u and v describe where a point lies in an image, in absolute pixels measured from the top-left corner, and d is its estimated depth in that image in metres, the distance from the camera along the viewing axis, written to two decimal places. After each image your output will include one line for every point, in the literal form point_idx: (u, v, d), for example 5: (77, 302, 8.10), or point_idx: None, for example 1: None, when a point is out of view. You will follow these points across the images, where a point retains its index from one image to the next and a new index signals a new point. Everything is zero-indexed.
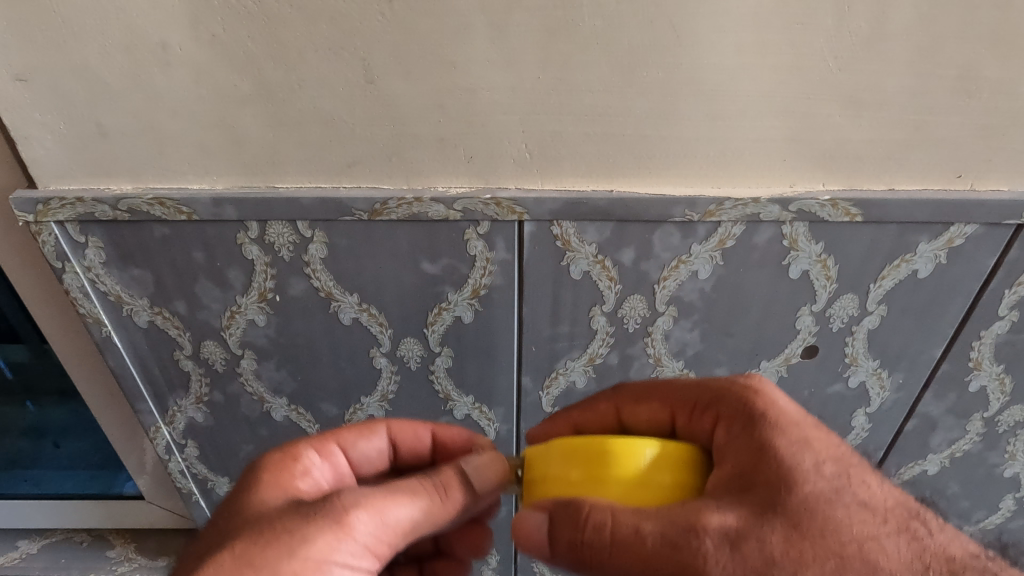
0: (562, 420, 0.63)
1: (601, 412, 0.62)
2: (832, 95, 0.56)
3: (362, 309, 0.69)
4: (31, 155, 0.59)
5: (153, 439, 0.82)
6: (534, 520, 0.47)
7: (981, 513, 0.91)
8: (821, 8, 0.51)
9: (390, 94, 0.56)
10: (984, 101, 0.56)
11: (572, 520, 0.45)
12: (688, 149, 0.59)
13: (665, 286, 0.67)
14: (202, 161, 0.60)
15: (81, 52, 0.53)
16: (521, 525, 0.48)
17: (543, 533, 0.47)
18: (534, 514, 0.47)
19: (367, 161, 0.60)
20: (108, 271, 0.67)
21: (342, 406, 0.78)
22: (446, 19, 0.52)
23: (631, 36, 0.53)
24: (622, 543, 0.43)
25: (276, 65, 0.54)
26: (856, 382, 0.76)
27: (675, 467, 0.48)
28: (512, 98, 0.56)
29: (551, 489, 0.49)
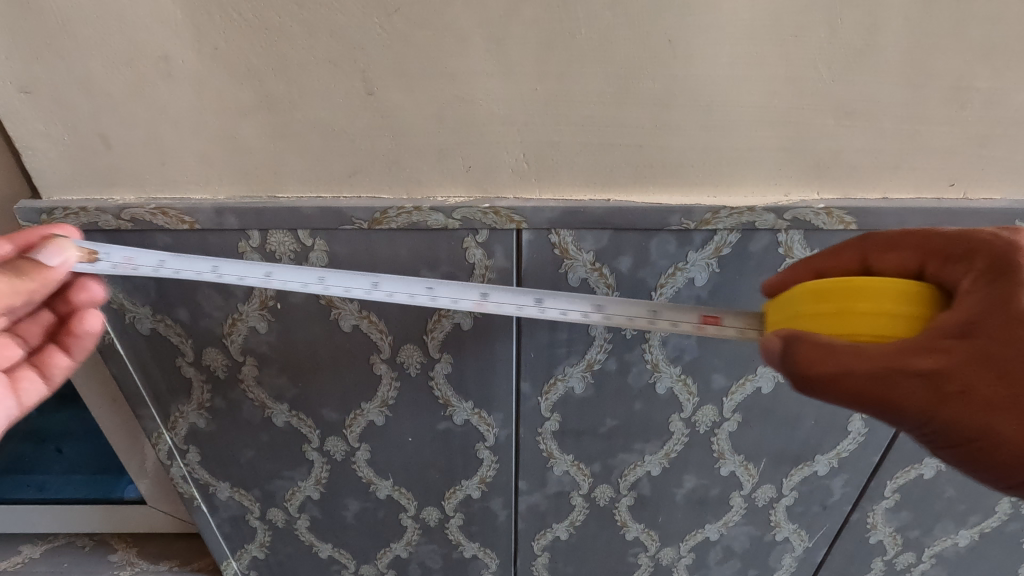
0: (801, 266, 0.55)
1: (846, 261, 0.54)
2: (825, 105, 0.57)
3: (362, 316, 0.70)
4: (35, 166, 0.60)
5: (155, 444, 0.83)
6: (772, 343, 0.51)
7: (977, 517, 0.91)
8: (813, 20, 0.52)
9: (389, 105, 0.56)
10: (975, 111, 0.57)
11: (798, 354, 0.48)
12: (683, 158, 0.60)
13: (662, 293, 0.68)
14: (205, 171, 0.61)
15: (85, 64, 0.54)
16: (762, 345, 0.52)
17: (776, 355, 0.50)
18: (770, 339, 0.51)
19: (367, 171, 0.61)
20: (111, 279, 0.68)
21: (343, 412, 0.79)
22: (444, 32, 0.53)
23: (627, 48, 0.54)
24: (833, 376, 0.46)
25: (278, 77, 0.55)
26: None
27: (917, 301, 0.47)
28: (510, 109, 0.57)
29: (795, 322, 0.52)
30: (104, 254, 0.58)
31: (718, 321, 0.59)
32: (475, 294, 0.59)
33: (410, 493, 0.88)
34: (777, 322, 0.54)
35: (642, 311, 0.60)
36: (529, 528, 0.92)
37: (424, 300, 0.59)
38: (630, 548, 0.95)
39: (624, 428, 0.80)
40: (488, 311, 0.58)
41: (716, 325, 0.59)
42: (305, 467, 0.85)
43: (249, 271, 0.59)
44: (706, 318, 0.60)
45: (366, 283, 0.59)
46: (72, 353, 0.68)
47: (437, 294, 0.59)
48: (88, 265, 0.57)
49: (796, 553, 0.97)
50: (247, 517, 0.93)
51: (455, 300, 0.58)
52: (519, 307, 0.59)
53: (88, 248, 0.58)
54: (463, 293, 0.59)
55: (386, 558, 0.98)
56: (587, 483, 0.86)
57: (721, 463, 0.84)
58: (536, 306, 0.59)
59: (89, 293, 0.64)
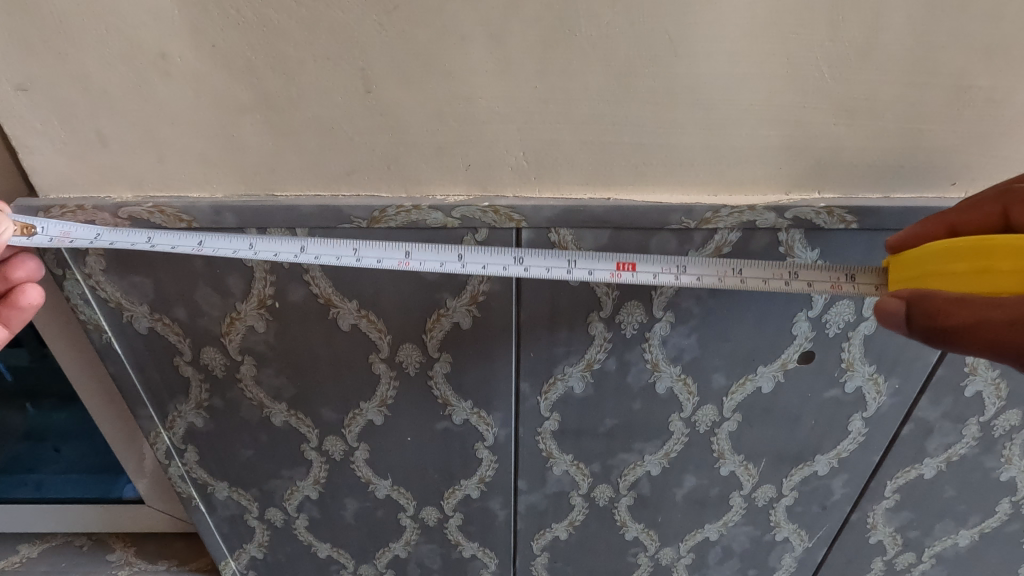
0: (933, 219, 0.56)
1: (984, 213, 0.53)
2: (827, 104, 0.56)
3: (361, 315, 0.69)
4: (32, 164, 0.59)
5: (153, 443, 0.83)
6: (894, 306, 0.52)
7: (978, 517, 0.91)
8: (814, 18, 0.52)
9: (388, 103, 0.56)
10: (977, 110, 0.57)
11: (926, 310, 0.49)
12: (684, 157, 0.59)
13: (662, 292, 0.68)
14: (203, 169, 0.60)
15: (81, 61, 0.54)
16: (880, 308, 0.53)
17: (899, 318, 0.51)
18: (891, 301, 0.52)
19: (366, 170, 0.60)
20: (108, 278, 0.67)
21: (342, 412, 0.79)
22: (443, 30, 0.52)
23: (628, 45, 0.53)
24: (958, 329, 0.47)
25: (276, 74, 0.55)
26: (852, 387, 0.76)
27: None
28: (509, 107, 0.56)
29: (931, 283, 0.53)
30: (40, 229, 0.60)
31: (633, 267, 0.61)
32: (399, 254, 0.61)
33: (409, 492, 0.88)
34: (907, 282, 0.56)
35: (561, 261, 0.61)
36: (528, 528, 0.92)
37: (350, 260, 0.59)
38: (629, 548, 0.95)
39: (624, 427, 0.80)
40: (411, 268, 0.60)
41: (631, 271, 0.61)
42: (303, 466, 0.85)
43: (182, 241, 0.60)
44: (621, 264, 0.61)
45: (294, 248, 0.60)
46: (9, 325, 0.67)
47: (362, 255, 0.60)
48: (23, 239, 0.59)
49: (796, 553, 0.96)
50: (245, 516, 0.92)
51: (379, 260, 0.60)
52: (443, 263, 0.61)
53: (24, 222, 0.59)
54: (388, 251, 0.61)
55: (385, 558, 0.97)
56: (586, 483, 0.86)
57: (721, 463, 0.84)
58: (459, 262, 0.61)
59: (26, 268, 0.65)
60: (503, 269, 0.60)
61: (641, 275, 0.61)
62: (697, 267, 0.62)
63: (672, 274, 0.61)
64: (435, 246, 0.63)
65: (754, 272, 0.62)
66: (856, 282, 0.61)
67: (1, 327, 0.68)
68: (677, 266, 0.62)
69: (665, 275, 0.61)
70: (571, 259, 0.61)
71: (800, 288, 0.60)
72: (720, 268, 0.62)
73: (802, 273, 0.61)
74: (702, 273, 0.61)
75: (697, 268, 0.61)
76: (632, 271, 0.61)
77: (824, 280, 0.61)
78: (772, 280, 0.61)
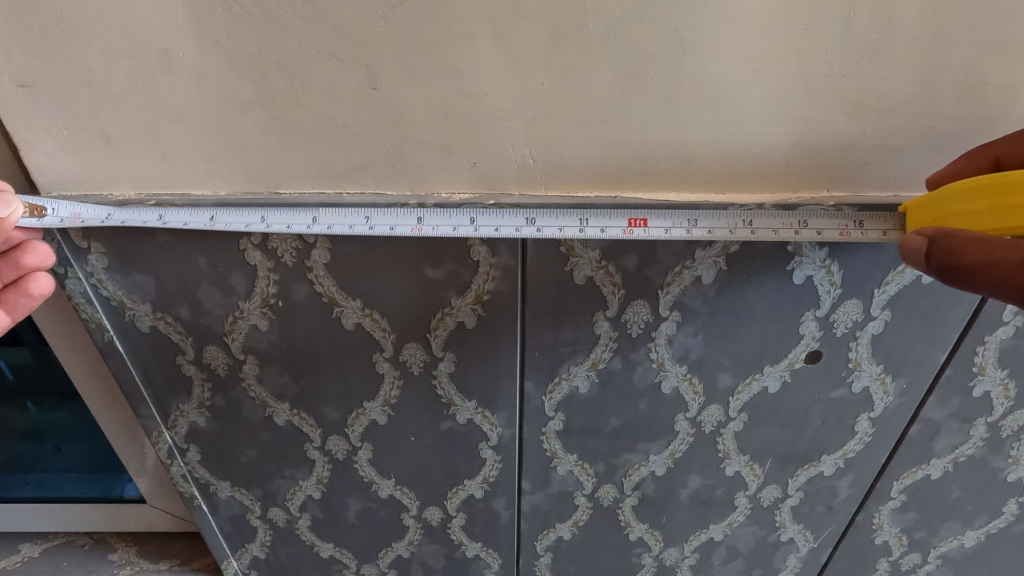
0: (978, 151, 0.55)
1: None
2: (836, 101, 0.56)
3: (365, 314, 0.69)
4: (34, 161, 0.59)
5: (155, 443, 0.82)
6: (916, 243, 0.53)
7: (984, 518, 0.91)
8: (825, 14, 0.51)
9: (393, 100, 0.56)
10: (989, 107, 0.56)
11: (946, 246, 0.50)
12: (690, 155, 0.59)
13: (669, 292, 0.67)
14: (205, 167, 0.60)
15: (84, 57, 0.53)
16: (903, 246, 0.54)
17: (920, 255, 0.52)
18: (914, 238, 0.53)
19: (370, 168, 0.60)
20: (111, 277, 0.67)
21: (345, 411, 0.78)
22: (449, 26, 0.52)
23: (635, 42, 0.53)
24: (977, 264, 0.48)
25: (280, 71, 0.54)
26: (859, 387, 0.76)
27: None
28: (516, 104, 0.56)
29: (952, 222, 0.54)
30: (51, 210, 0.58)
31: (645, 223, 0.60)
32: (411, 218, 0.60)
33: (413, 492, 0.87)
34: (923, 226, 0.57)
35: (572, 219, 0.60)
36: (532, 529, 0.91)
37: (362, 229, 0.59)
38: (633, 548, 0.94)
39: (629, 427, 0.79)
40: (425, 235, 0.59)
41: (642, 228, 0.60)
42: (306, 466, 0.85)
43: (194, 217, 0.60)
44: (633, 220, 0.60)
45: (305, 220, 0.60)
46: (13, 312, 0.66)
47: (375, 223, 0.60)
48: (34, 220, 0.58)
49: (801, 554, 0.96)
50: (247, 516, 0.92)
51: (392, 228, 0.59)
52: (455, 227, 0.60)
53: (33, 204, 0.58)
54: (400, 217, 0.60)
55: (388, 558, 0.97)
56: (590, 483, 0.85)
57: (726, 463, 0.83)
58: (471, 226, 0.60)
59: (38, 256, 0.62)
60: (515, 232, 0.59)
61: (654, 232, 0.59)
62: (708, 219, 0.60)
63: (684, 229, 0.60)
64: (441, 207, 0.60)
65: (765, 221, 0.60)
66: (864, 227, 0.60)
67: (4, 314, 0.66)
68: (689, 219, 0.60)
69: (677, 230, 0.59)
70: (583, 217, 0.60)
71: (808, 237, 0.60)
72: (732, 219, 0.60)
73: (811, 221, 0.60)
74: (714, 227, 0.60)
75: (708, 220, 0.60)
76: (644, 227, 0.60)
77: (834, 229, 0.60)
78: (782, 231, 0.60)
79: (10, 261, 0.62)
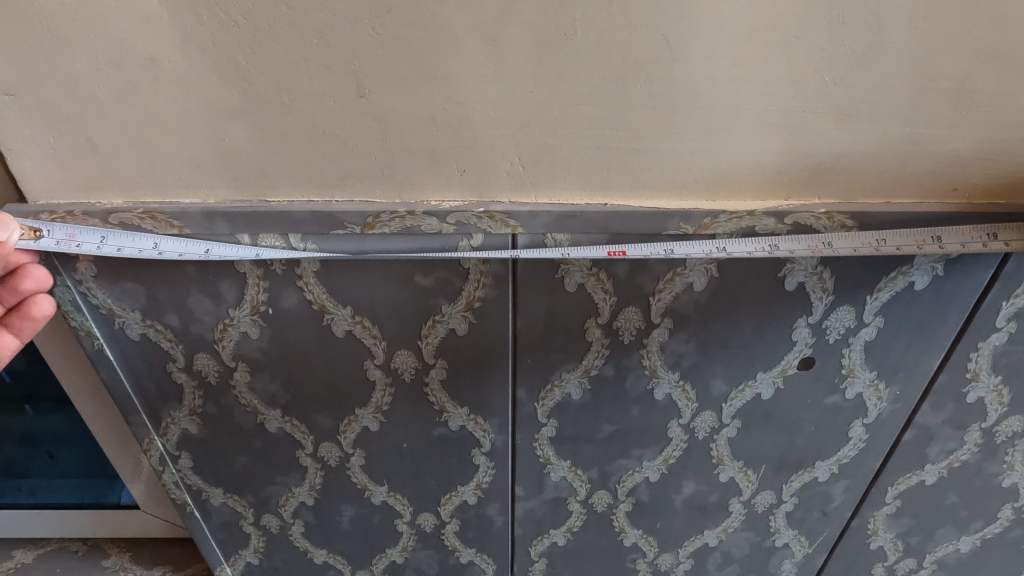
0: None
1: None
2: (826, 108, 0.55)
3: (355, 321, 0.69)
4: (20, 169, 0.59)
5: (147, 450, 0.82)
6: None
7: (980, 523, 0.90)
8: (814, 20, 0.51)
9: (381, 107, 0.55)
10: (980, 113, 0.56)
11: None
12: (681, 160, 0.58)
13: (661, 298, 0.67)
14: (194, 175, 0.59)
15: (71, 64, 0.53)
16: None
17: None
18: None
19: (359, 175, 0.59)
20: (99, 284, 0.66)
21: (337, 418, 0.78)
22: (436, 34, 0.52)
23: (623, 49, 0.52)
24: None
25: (267, 79, 0.54)
26: (853, 393, 0.76)
27: None
28: (505, 111, 0.55)
29: None
30: (47, 232, 0.60)
31: (625, 253, 0.61)
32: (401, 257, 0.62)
33: (406, 498, 0.87)
34: None
35: (554, 253, 0.61)
36: (526, 535, 0.91)
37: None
38: (628, 554, 0.94)
39: (622, 433, 0.79)
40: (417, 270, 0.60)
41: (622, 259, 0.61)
42: (299, 472, 0.84)
43: (190, 247, 0.61)
44: (613, 252, 0.61)
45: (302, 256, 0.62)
46: (21, 332, 0.67)
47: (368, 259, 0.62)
48: (30, 242, 0.59)
49: (796, 559, 0.96)
50: (241, 523, 0.92)
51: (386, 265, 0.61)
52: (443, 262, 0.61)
53: (31, 225, 0.59)
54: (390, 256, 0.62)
55: (382, 564, 0.96)
56: (584, 489, 0.85)
57: (720, 469, 0.83)
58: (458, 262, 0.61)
59: (35, 279, 0.63)
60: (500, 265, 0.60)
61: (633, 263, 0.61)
62: (684, 248, 0.61)
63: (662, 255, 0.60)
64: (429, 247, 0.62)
65: (739, 246, 0.60)
66: (833, 247, 0.60)
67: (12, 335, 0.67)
68: (666, 247, 0.61)
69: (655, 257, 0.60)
70: (564, 252, 0.61)
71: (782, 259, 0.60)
72: (705, 245, 0.61)
73: (782, 244, 0.60)
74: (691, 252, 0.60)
75: (684, 247, 0.61)
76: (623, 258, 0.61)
77: (805, 248, 0.60)
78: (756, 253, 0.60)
79: (9, 285, 0.63)
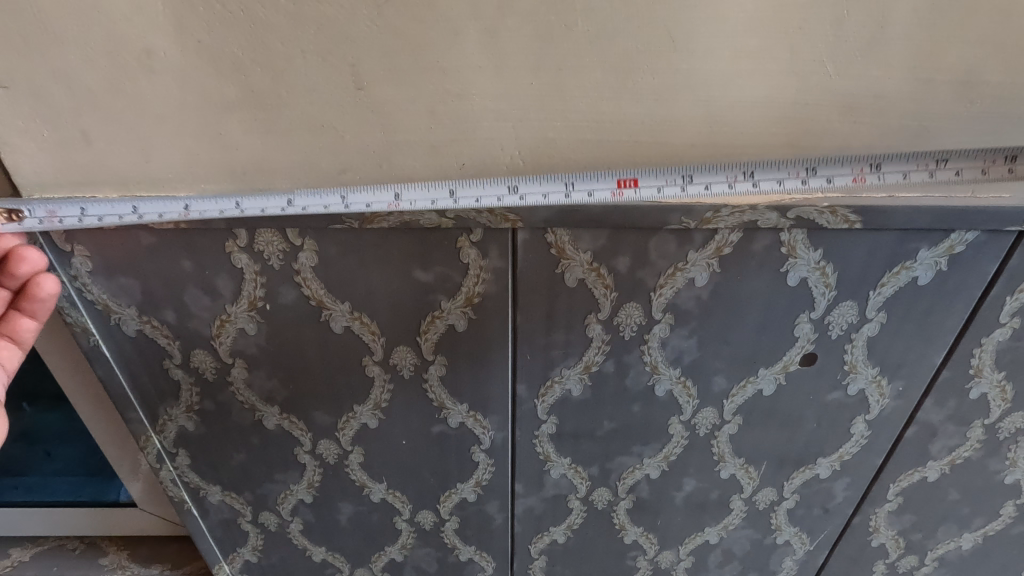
0: None
1: None
2: (830, 101, 0.55)
3: (354, 317, 0.68)
4: (14, 164, 0.58)
5: (144, 448, 0.81)
6: None
7: (982, 520, 0.90)
8: (817, 10, 0.50)
9: (379, 100, 0.55)
10: (986, 107, 0.55)
11: None
12: (682, 151, 0.58)
13: (662, 294, 0.66)
14: (189, 169, 0.59)
15: (64, 57, 0.52)
16: None
17: None
18: None
19: (357, 169, 0.59)
20: (94, 280, 0.66)
21: (335, 415, 0.77)
22: (435, 25, 0.51)
23: (625, 40, 0.52)
24: None
25: (264, 72, 0.53)
26: (855, 389, 0.75)
27: None
28: (504, 104, 0.55)
29: None
30: (29, 211, 0.59)
31: (635, 183, 0.57)
32: (388, 196, 0.58)
33: (405, 496, 0.86)
34: None
35: (558, 184, 0.57)
36: (525, 532, 0.91)
37: (339, 208, 0.57)
38: (628, 552, 0.93)
39: (622, 430, 0.78)
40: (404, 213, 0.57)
41: (633, 189, 0.57)
42: (297, 470, 0.84)
43: (170, 207, 0.59)
44: (622, 181, 0.57)
45: (282, 201, 0.58)
46: (37, 316, 0.66)
47: (352, 202, 0.57)
48: (13, 225, 0.58)
49: (797, 557, 0.95)
50: (238, 521, 0.91)
51: (368, 207, 0.57)
52: (433, 201, 0.57)
53: (9, 207, 0.58)
54: (378, 194, 0.58)
55: (381, 562, 0.96)
56: (584, 486, 0.85)
57: (721, 466, 0.83)
58: (450, 199, 0.57)
59: (29, 262, 0.61)
60: (496, 202, 0.56)
61: (645, 192, 0.57)
62: (705, 174, 0.57)
63: (678, 186, 0.57)
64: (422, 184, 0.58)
65: (767, 174, 0.56)
66: (882, 169, 0.56)
67: (28, 320, 0.66)
68: (684, 174, 0.57)
69: (671, 188, 0.57)
70: (569, 182, 0.57)
71: (818, 186, 0.56)
72: (731, 172, 0.56)
73: (820, 168, 0.56)
74: (711, 181, 0.57)
75: (704, 175, 0.57)
76: (635, 188, 0.57)
77: (847, 174, 0.56)
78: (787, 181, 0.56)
79: (4, 271, 0.61)
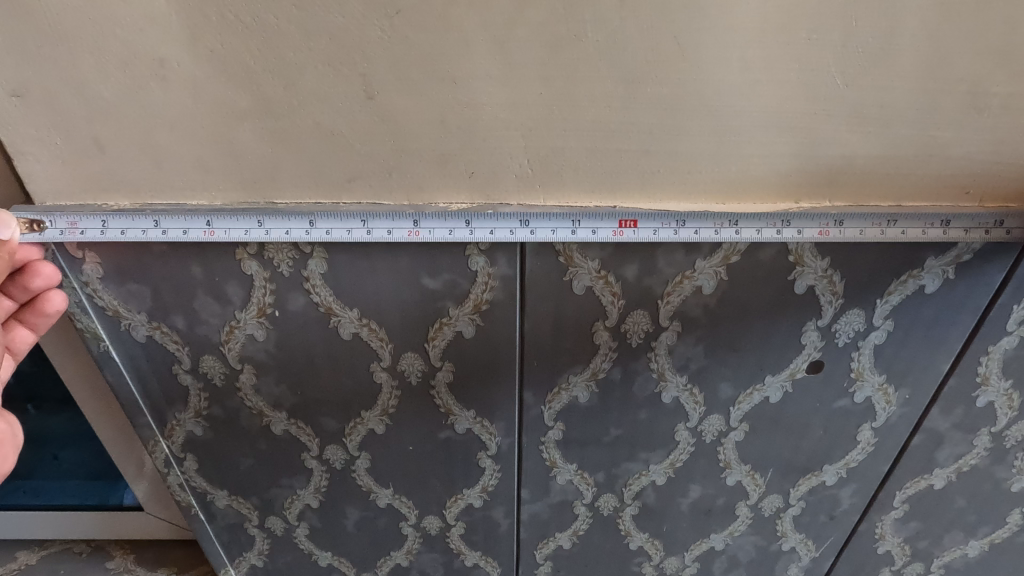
0: None
1: None
2: (838, 110, 0.55)
3: (362, 323, 0.68)
4: (27, 170, 0.58)
5: (152, 452, 0.82)
6: None
7: (988, 527, 0.90)
8: (825, 22, 0.51)
9: (390, 109, 0.55)
10: (993, 116, 0.55)
11: None
12: (690, 177, 0.59)
13: (670, 301, 0.66)
14: (201, 177, 0.59)
15: (79, 67, 0.53)
16: None
17: None
18: None
19: (367, 177, 0.59)
20: (105, 286, 0.66)
21: (343, 421, 0.78)
22: (446, 35, 0.51)
23: (634, 51, 0.52)
24: None
25: (276, 81, 0.54)
26: (862, 397, 0.75)
27: None
28: (515, 113, 0.55)
29: None
30: (50, 223, 0.60)
31: (635, 224, 0.60)
32: (407, 222, 0.60)
33: (411, 501, 0.87)
34: None
35: (565, 221, 0.60)
36: (531, 538, 0.91)
37: (361, 234, 0.60)
38: (634, 557, 0.93)
39: (628, 437, 0.79)
40: (422, 240, 0.60)
41: (632, 229, 0.60)
42: (304, 475, 0.84)
43: (190, 223, 0.60)
44: (623, 221, 0.60)
45: (303, 224, 0.60)
46: (36, 329, 0.67)
47: (373, 227, 0.60)
48: (35, 235, 0.59)
49: (803, 563, 0.95)
50: (245, 525, 0.91)
51: (389, 233, 0.60)
52: (451, 230, 0.60)
53: (31, 218, 0.59)
54: (396, 220, 0.60)
55: (386, 567, 0.96)
56: (590, 492, 0.85)
57: (727, 473, 0.83)
58: (467, 229, 0.60)
59: (44, 277, 0.63)
60: (510, 236, 0.60)
61: (643, 233, 0.60)
62: (696, 220, 0.60)
63: (672, 229, 0.60)
64: (436, 207, 0.60)
65: (750, 222, 0.60)
66: (843, 226, 0.60)
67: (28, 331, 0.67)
68: (678, 219, 0.60)
69: (665, 232, 0.60)
70: (575, 219, 0.60)
71: (789, 238, 0.60)
72: (718, 220, 0.60)
73: (794, 222, 0.60)
74: (700, 227, 0.60)
75: (695, 220, 0.60)
76: (634, 229, 0.60)
77: (814, 228, 0.60)
78: (765, 231, 0.60)
79: (19, 285, 0.62)
